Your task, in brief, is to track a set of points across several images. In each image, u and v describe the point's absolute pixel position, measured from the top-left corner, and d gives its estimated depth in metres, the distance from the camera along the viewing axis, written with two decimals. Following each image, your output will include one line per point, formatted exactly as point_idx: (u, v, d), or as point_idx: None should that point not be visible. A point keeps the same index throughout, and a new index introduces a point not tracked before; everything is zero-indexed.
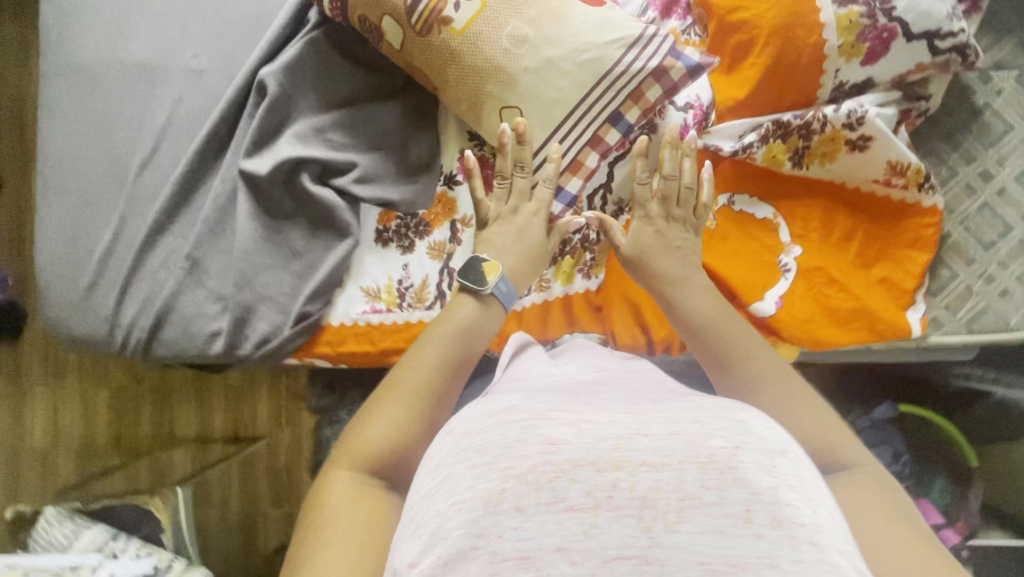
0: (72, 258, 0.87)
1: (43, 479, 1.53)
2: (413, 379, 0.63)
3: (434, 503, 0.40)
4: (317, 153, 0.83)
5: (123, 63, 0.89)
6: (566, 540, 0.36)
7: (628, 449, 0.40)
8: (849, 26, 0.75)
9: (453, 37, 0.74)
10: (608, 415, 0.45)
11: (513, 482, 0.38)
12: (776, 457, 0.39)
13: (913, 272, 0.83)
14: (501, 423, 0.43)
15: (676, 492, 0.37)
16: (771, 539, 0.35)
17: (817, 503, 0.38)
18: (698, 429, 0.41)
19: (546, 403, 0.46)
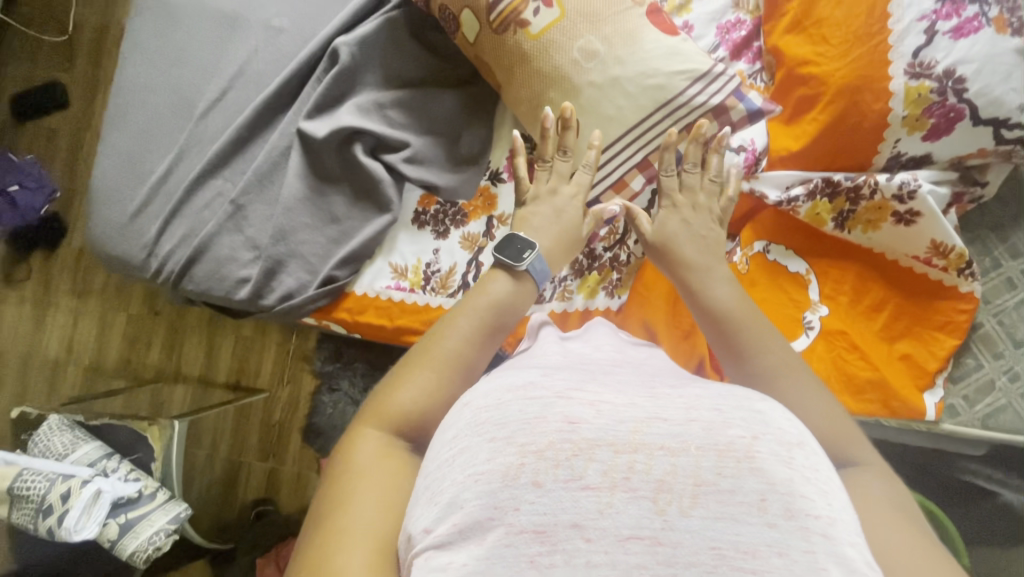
0: (124, 183, 0.90)
1: (50, 390, 1.58)
2: (444, 346, 0.59)
3: (451, 471, 0.38)
4: (374, 126, 0.86)
5: (208, 8, 0.92)
6: (580, 516, 0.34)
7: (646, 433, 0.36)
8: (917, 99, 0.75)
9: (526, 40, 0.76)
10: (627, 395, 0.40)
11: (531, 458, 0.35)
12: (794, 449, 0.36)
13: (936, 355, 0.82)
14: (520, 398, 0.38)
15: (693, 477, 0.35)
16: (783, 529, 0.33)
17: (831, 496, 0.35)
18: (716, 416, 0.37)
19: (563, 380, 0.41)
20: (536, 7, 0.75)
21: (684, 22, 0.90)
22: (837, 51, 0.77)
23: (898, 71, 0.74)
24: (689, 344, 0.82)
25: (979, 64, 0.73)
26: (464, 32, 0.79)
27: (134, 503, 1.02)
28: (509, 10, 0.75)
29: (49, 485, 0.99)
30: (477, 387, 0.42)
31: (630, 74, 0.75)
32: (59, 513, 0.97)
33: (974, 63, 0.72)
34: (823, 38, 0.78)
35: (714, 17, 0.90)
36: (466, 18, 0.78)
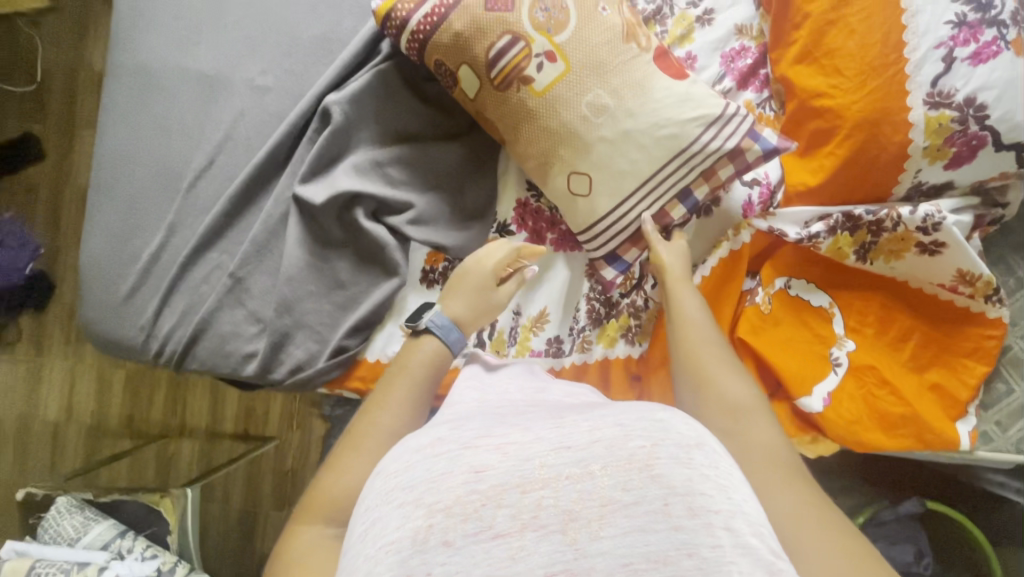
0: (115, 262, 0.86)
1: (52, 454, 1.54)
2: (374, 419, 0.61)
3: (363, 548, 0.37)
4: (374, 189, 0.82)
5: (188, 70, 0.88)
6: (492, 569, 0.33)
7: (551, 466, 0.37)
8: (938, 129, 0.72)
9: (530, 97, 0.74)
10: (535, 430, 0.40)
11: (440, 517, 0.35)
12: (693, 450, 0.36)
13: (967, 383, 0.80)
14: (427, 455, 0.38)
15: (598, 498, 0.35)
16: (689, 530, 0.33)
17: (732, 490, 0.35)
18: (618, 430, 0.37)
19: (472, 429, 0.41)
20: (539, 63, 0.74)
21: (686, 53, 0.87)
22: (851, 83, 0.74)
23: (917, 101, 0.72)
24: None
25: (1000, 90, 0.70)
26: (465, 88, 0.78)
27: None
28: (511, 67, 0.74)
29: None
30: (390, 448, 0.42)
31: (641, 126, 0.74)
32: None
33: (995, 89, 0.70)
34: (836, 69, 0.75)
35: (718, 46, 0.87)
36: (466, 75, 0.76)
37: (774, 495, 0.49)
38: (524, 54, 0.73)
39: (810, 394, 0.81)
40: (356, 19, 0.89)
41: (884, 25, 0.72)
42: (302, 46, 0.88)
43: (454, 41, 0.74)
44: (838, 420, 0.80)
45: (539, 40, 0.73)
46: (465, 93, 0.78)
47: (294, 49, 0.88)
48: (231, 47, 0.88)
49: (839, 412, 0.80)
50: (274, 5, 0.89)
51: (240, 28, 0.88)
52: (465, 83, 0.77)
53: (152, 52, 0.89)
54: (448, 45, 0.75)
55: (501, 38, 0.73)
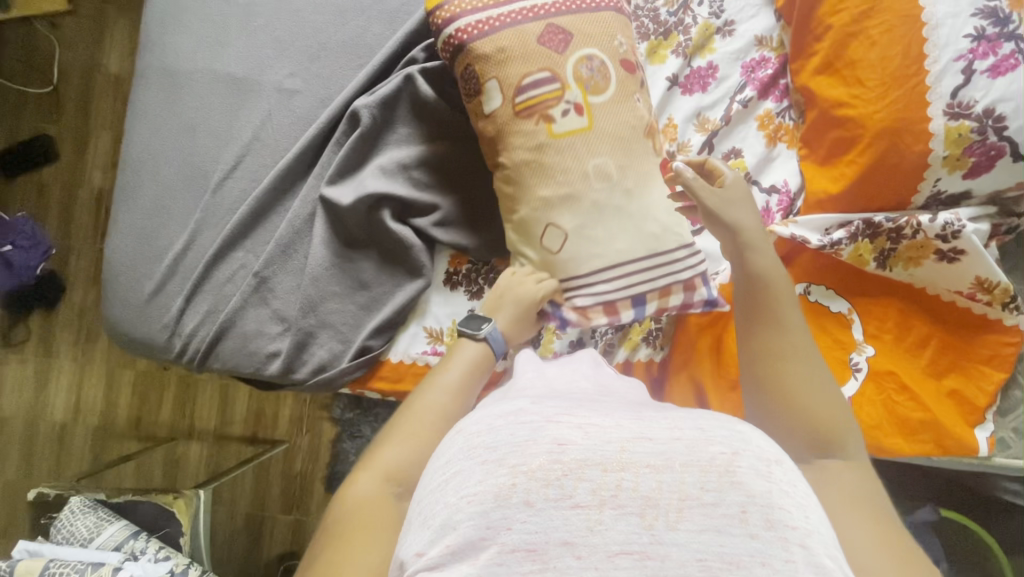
0: (140, 260, 0.86)
1: (58, 455, 1.53)
2: (429, 404, 0.63)
3: (443, 495, 0.40)
4: (400, 190, 0.84)
5: (217, 72, 0.89)
6: (571, 534, 0.36)
7: (633, 451, 0.39)
8: (957, 140, 0.73)
9: (545, 134, 0.75)
10: (614, 419, 0.42)
11: (523, 478, 0.38)
12: (772, 465, 0.39)
13: (985, 391, 0.81)
14: (511, 422, 0.41)
15: (678, 492, 0.37)
16: (765, 540, 0.36)
17: (809, 510, 0.38)
18: (698, 433, 0.40)
19: (553, 407, 0.43)
20: (565, 109, 0.75)
21: (707, 63, 0.89)
22: (872, 93, 0.76)
23: (936, 111, 0.73)
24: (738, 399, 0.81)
25: (1018, 101, 0.71)
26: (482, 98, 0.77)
27: None
28: (539, 100, 0.74)
29: None
30: (470, 415, 0.45)
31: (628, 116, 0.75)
32: None
33: (1014, 100, 0.71)
34: (857, 80, 0.77)
35: (739, 56, 0.89)
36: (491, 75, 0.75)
37: (848, 520, 0.51)
38: (557, 95, 0.74)
39: None
40: (383, 25, 0.90)
41: (904, 37, 0.74)
42: (330, 50, 0.89)
43: (492, 49, 0.74)
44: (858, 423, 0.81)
45: (575, 90, 0.75)
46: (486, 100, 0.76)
47: (321, 53, 0.89)
48: (260, 50, 0.89)
49: (859, 416, 0.81)
50: (302, 9, 0.90)
51: (269, 32, 0.90)
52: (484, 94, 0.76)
53: (181, 52, 0.90)
54: (484, 53, 0.75)
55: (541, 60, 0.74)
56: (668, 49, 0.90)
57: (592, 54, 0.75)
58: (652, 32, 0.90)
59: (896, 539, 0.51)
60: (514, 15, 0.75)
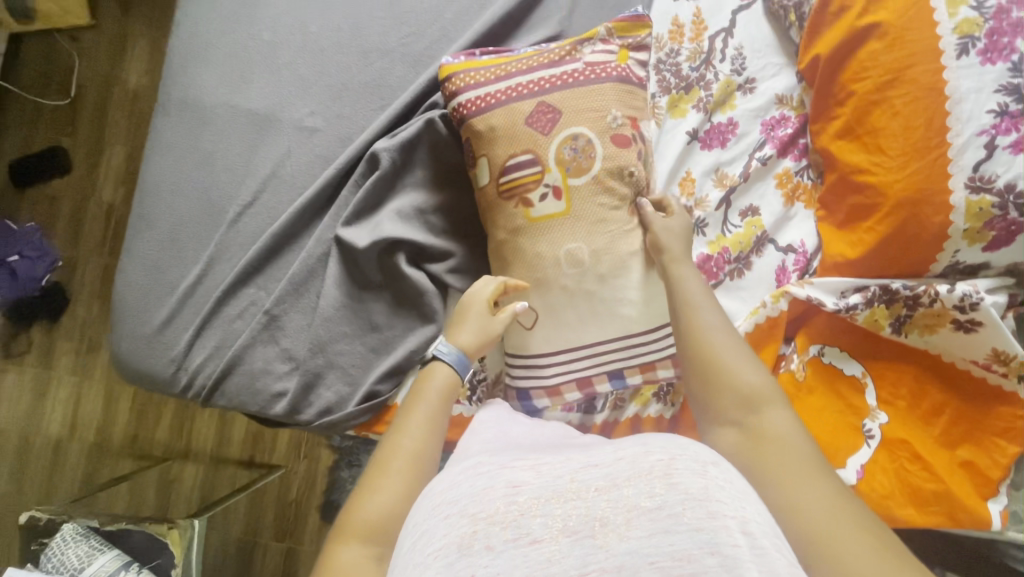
0: (151, 293, 0.86)
1: (51, 471, 1.50)
2: (400, 442, 0.59)
3: (413, 555, 0.38)
4: (416, 236, 0.84)
5: (238, 107, 0.89)
6: (533, 569, 0.34)
7: (583, 479, 0.40)
8: (978, 213, 0.73)
9: (523, 218, 0.77)
10: (563, 458, 0.44)
11: (483, 525, 0.37)
12: (708, 466, 0.39)
13: (999, 463, 0.79)
14: (472, 475, 0.43)
15: (625, 507, 0.37)
16: (709, 530, 0.34)
17: (743, 502, 0.38)
18: (641, 449, 0.41)
19: (506, 457, 0.46)
20: (544, 194, 0.77)
21: (727, 119, 0.89)
22: (893, 162, 0.76)
23: (958, 184, 0.73)
24: None
25: None
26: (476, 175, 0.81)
27: None
28: (520, 183, 0.77)
29: None
30: (444, 473, 0.45)
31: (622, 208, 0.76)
32: None
33: None
34: (877, 147, 0.77)
35: (758, 114, 0.90)
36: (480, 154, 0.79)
37: (805, 497, 0.50)
38: (536, 179, 0.77)
39: (843, 466, 0.82)
40: (406, 67, 0.90)
41: (928, 109, 0.74)
42: (352, 90, 0.90)
43: (484, 130, 0.78)
44: (870, 492, 0.80)
45: (554, 174, 0.77)
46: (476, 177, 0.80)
47: (343, 92, 0.90)
48: (283, 87, 0.89)
49: (871, 485, 0.80)
50: (327, 48, 0.91)
51: (292, 69, 0.90)
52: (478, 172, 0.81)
53: (203, 86, 0.90)
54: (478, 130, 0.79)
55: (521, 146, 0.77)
56: (689, 104, 0.90)
57: (576, 134, 0.77)
58: (674, 85, 0.90)
59: (850, 506, 0.50)
60: (511, 92, 0.78)
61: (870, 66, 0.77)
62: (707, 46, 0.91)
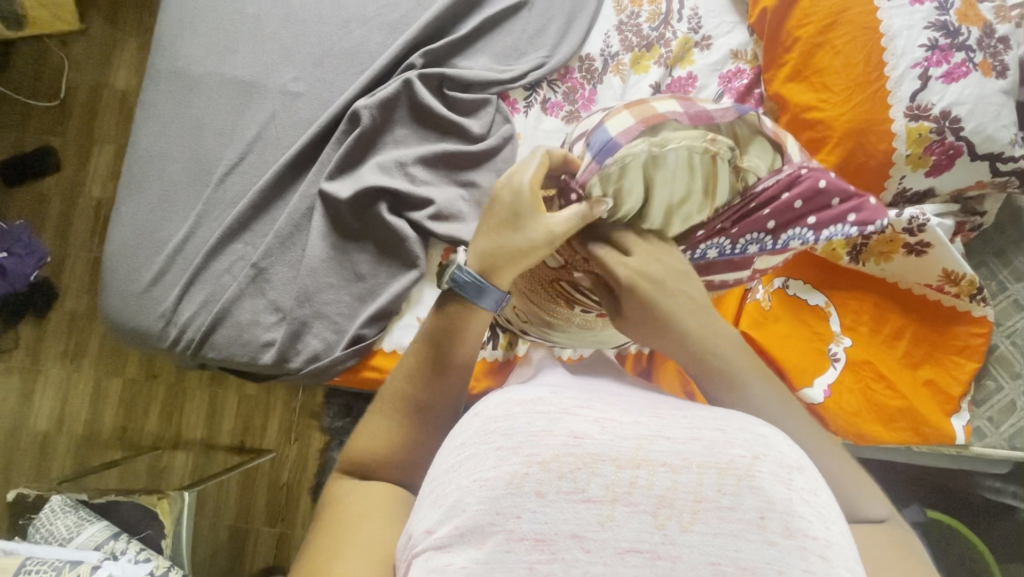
0: (140, 252, 0.89)
1: (39, 465, 1.49)
2: (402, 386, 0.56)
3: (456, 476, 0.37)
4: (397, 185, 0.88)
5: (225, 76, 0.94)
6: (582, 527, 0.34)
7: (650, 450, 0.36)
8: (918, 139, 0.79)
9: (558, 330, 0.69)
10: (631, 415, 0.40)
11: (536, 468, 0.35)
12: (794, 472, 0.36)
13: (958, 379, 0.84)
14: (530, 411, 0.38)
15: (693, 494, 0.34)
16: (782, 548, 0.33)
17: (830, 520, 0.35)
18: (719, 436, 0.37)
19: (570, 398, 0.41)
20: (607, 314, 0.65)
21: (687, 73, 0.95)
22: (839, 97, 0.82)
23: (898, 113, 0.79)
24: None
25: (971, 105, 0.78)
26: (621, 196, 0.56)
27: None
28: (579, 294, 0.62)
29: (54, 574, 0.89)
30: (488, 399, 0.42)
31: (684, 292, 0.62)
32: None
33: (967, 104, 0.77)
34: (823, 85, 0.83)
35: (716, 68, 0.95)
36: (711, 173, 0.57)
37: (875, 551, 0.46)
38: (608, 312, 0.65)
39: (811, 385, 0.84)
40: (384, 35, 0.96)
41: (866, 47, 0.80)
42: (333, 57, 0.95)
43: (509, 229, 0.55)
44: (837, 410, 0.83)
45: None
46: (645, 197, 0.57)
47: (325, 59, 0.95)
48: (266, 56, 0.94)
49: (840, 404, 0.84)
50: (309, 20, 0.96)
51: (276, 40, 0.95)
52: (652, 188, 0.56)
53: (191, 58, 0.94)
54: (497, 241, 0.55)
55: (682, 134, 0.56)
56: (650, 60, 0.96)
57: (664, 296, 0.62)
58: (636, 44, 0.97)
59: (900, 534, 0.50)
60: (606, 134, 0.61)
61: (810, 13, 0.84)
62: (665, 7, 0.98)
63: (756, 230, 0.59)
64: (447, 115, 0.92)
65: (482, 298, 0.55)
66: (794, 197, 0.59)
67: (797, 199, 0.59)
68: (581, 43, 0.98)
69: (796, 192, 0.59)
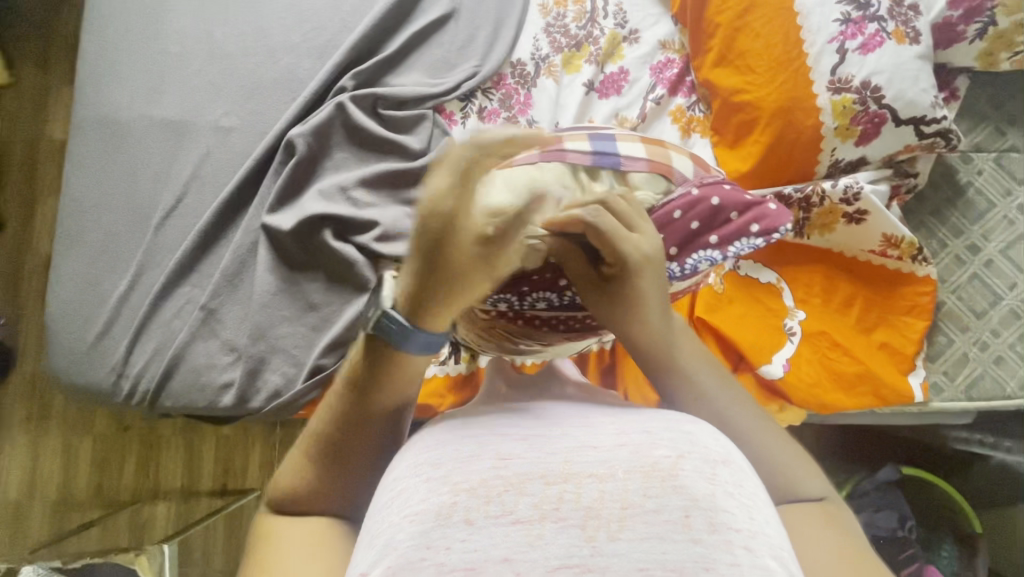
0: (84, 307, 0.86)
1: (15, 534, 1.44)
2: (321, 429, 0.49)
3: (389, 513, 0.36)
4: (339, 210, 0.87)
5: (154, 118, 0.92)
6: (511, 549, 0.32)
7: (576, 462, 0.36)
8: (843, 112, 0.81)
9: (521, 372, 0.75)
10: (559, 429, 0.41)
11: (463, 496, 0.34)
12: (717, 466, 0.36)
13: (910, 338, 0.86)
14: (458, 438, 0.39)
15: (620, 501, 0.34)
16: (707, 545, 0.32)
17: (754, 510, 0.34)
18: (644, 438, 0.37)
19: (502, 421, 0.42)
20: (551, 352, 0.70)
21: (619, 68, 0.96)
22: (763, 78, 0.83)
23: (821, 88, 0.81)
24: None
25: (889, 73, 0.80)
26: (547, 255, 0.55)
27: None
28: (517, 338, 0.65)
29: None
30: (427, 434, 0.41)
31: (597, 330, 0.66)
32: None
33: (885, 72, 0.80)
34: (748, 68, 0.84)
35: (646, 60, 0.96)
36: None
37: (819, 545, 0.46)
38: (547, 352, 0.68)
39: (770, 362, 0.86)
40: (313, 60, 0.95)
41: (783, 27, 0.82)
42: (263, 87, 0.93)
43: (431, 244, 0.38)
44: (799, 383, 0.85)
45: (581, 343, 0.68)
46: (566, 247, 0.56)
47: (255, 91, 0.93)
48: (194, 93, 0.93)
49: (799, 376, 0.85)
50: (235, 53, 0.95)
51: (202, 76, 0.93)
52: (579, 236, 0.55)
53: (117, 103, 0.92)
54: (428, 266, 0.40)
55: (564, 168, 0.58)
56: (582, 60, 0.97)
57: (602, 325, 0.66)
58: (565, 44, 0.98)
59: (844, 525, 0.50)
60: None
61: None
62: (590, 5, 0.99)
63: (702, 249, 0.66)
64: (384, 134, 0.91)
65: (409, 344, 0.43)
66: (693, 218, 0.65)
67: (695, 220, 0.65)
68: (511, 49, 0.98)
69: (693, 213, 0.64)
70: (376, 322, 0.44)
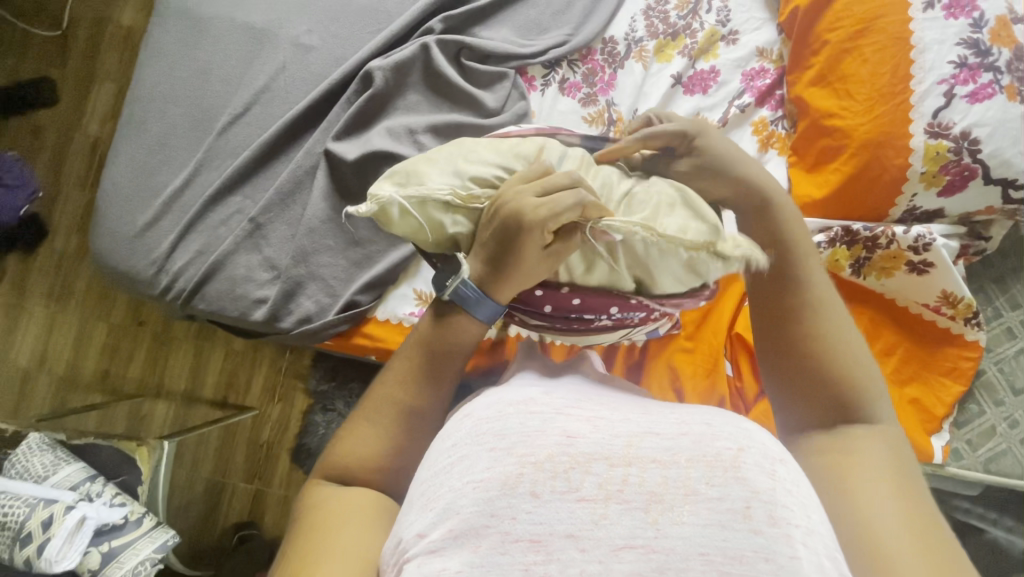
0: (136, 196, 0.86)
1: (19, 401, 1.48)
2: (387, 389, 0.54)
3: (449, 479, 0.37)
4: (404, 151, 0.85)
5: (236, 22, 0.91)
6: (576, 528, 0.33)
7: (640, 447, 0.36)
8: (936, 157, 0.78)
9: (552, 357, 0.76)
10: (621, 413, 0.41)
11: (531, 469, 0.35)
12: (777, 464, 0.36)
13: (944, 401, 0.85)
14: (520, 412, 0.39)
15: (682, 487, 0.34)
16: (768, 536, 0.32)
17: (812, 509, 0.35)
18: (705, 429, 0.37)
19: (563, 399, 0.42)
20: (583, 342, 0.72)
21: (710, 67, 0.93)
22: (860, 106, 0.81)
23: (918, 129, 0.78)
24: (709, 382, 0.86)
25: (991, 128, 0.76)
26: (428, 222, 0.53)
27: (119, 530, 0.95)
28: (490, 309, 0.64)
29: (30, 511, 0.90)
30: (478, 402, 0.42)
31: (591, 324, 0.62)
32: (40, 542, 0.88)
33: (988, 126, 0.75)
34: (846, 93, 0.82)
35: (740, 64, 0.94)
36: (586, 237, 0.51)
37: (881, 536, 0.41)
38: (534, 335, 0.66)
39: None
40: None
41: (893, 57, 0.79)
42: (350, 13, 0.92)
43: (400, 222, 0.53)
44: None
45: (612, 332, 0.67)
46: (471, 199, 0.52)
47: (342, 14, 0.92)
48: (282, 5, 0.91)
49: None
50: None
51: None
52: (437, 177, 0.54)
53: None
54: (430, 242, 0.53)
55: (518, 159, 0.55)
56: (675, 50, 0.94)
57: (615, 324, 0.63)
58: (662, 31, 0.95)
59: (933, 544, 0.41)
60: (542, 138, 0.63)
61: (844, 15, 0.82)
62: None
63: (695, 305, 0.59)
64: (461, 84, 0.90)
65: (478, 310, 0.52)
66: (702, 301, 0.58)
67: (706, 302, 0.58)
68: (605, 25, 0.95)
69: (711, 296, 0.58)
70: (452, 291, 0.52)
